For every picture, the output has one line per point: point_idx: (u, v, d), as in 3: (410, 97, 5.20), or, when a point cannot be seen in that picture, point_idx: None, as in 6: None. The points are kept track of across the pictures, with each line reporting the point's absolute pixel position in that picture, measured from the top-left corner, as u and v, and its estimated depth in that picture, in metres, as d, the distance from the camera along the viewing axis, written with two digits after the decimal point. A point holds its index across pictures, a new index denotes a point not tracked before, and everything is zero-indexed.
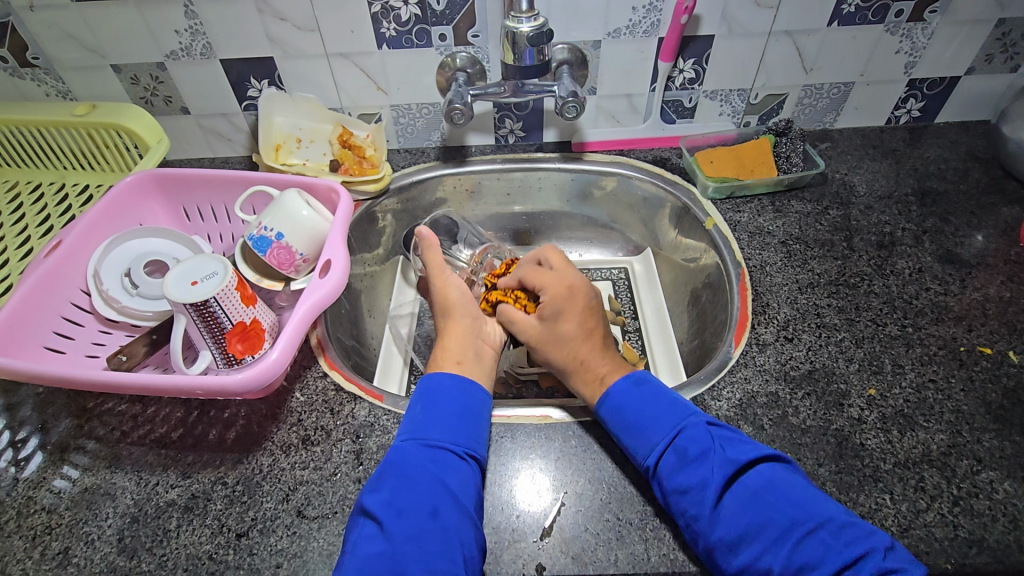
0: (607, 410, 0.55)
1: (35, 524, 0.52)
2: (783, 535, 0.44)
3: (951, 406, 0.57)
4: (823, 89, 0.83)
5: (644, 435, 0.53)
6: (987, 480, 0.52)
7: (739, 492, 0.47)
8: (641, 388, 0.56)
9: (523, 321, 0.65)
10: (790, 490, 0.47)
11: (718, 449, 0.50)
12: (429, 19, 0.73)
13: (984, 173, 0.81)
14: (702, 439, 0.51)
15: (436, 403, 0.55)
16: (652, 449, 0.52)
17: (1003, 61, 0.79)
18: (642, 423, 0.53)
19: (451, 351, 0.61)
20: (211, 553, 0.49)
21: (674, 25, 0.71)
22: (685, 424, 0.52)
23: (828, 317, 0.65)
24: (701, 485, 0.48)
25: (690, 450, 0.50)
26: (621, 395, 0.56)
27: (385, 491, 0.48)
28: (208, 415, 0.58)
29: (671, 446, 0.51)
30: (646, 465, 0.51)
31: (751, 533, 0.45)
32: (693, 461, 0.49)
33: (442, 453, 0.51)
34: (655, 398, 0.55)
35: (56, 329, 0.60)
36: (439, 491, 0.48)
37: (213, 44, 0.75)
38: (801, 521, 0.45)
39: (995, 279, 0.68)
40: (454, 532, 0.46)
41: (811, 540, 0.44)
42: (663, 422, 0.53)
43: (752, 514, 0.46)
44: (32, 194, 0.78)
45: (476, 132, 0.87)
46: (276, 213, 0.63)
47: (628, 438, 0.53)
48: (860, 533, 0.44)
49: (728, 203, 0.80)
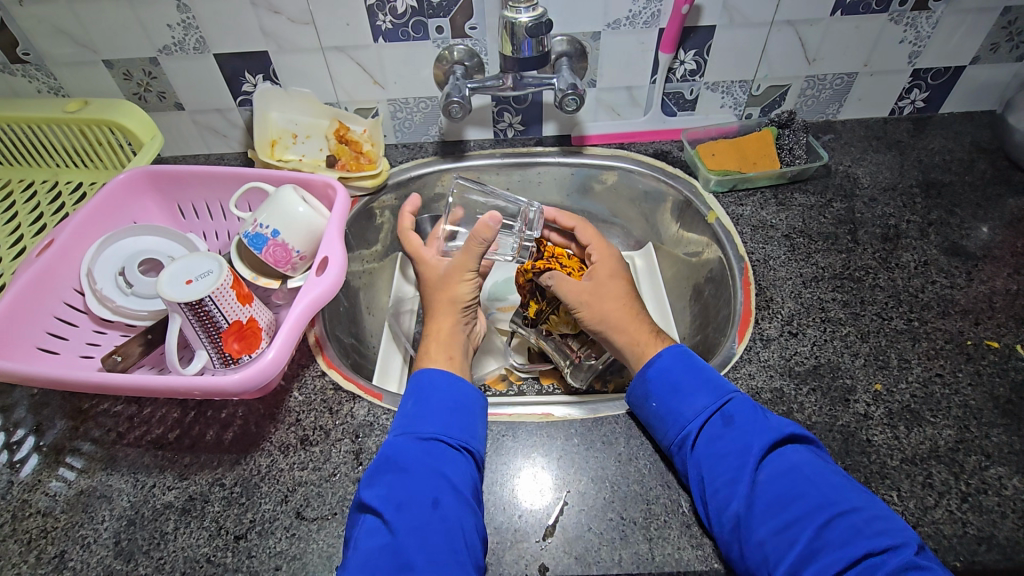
0: (652, 373, 0.55)
1: (30, 528, 0.51)
2: (814, 511, 0.44)
3: (959, 400, 0.56)
4: (826, 80, 0.82)
5: (691, 400, 0.53)
6: (995, 475, 0.51)
7: (776, 464, 0.48)
8: (688, 358, 0.56)
9: (567, 283, 0.64)
10: (816, 472, 0.46)
11: (765, 419, 0.50)
12: (425, 11, 0.71)
13: (989, 164, 0.80)
14: (749, 411, 0.51)
15: (428, 399, 0.53)
16: (698, 413, 0.52)
17: (1008, 50, 0.78)
18: (691, 388, 0.53)
19: (442, 345, 0.61)
20: (209, 555, 0.49)
21: (675, 15, 0.70)
22: (733, 396, 0.52)
23: (833, 311, 0.64)
24: (744, 450, 0.48)
25: (736, 418, 0.51)
26: (670, 361, 0.56)
27: (383, 486, 0.47)
28: (205, 415, 0.58)
29: (719, 412, 0.51)
30: (685, 432, 0.51)
31: (781, 504, 0.45)
32: (738, 428, 0.50)
33: (436, 446, 0.50)
34: (703, 368, 0.55)
35: (49, 329, 0.59)
36: (437, 482, 0.47)
37: (206, 39, 0.74)
38: (833, 501, 0.44)
39: (1002, 271, 0.67)
40: (455, 521, 0.45)
41: (840, 521, 0.43)
42: (710, 391, 0.53)
43: (785, 487, 0.46)
44: (24, 193, 0.76)
45: (475, 127, 0.86)
46: (271, 210, 0.62)
47: (671, 405, 0.53)
48: (893, 525, 0.42)
49: (730, 196, 0.79)
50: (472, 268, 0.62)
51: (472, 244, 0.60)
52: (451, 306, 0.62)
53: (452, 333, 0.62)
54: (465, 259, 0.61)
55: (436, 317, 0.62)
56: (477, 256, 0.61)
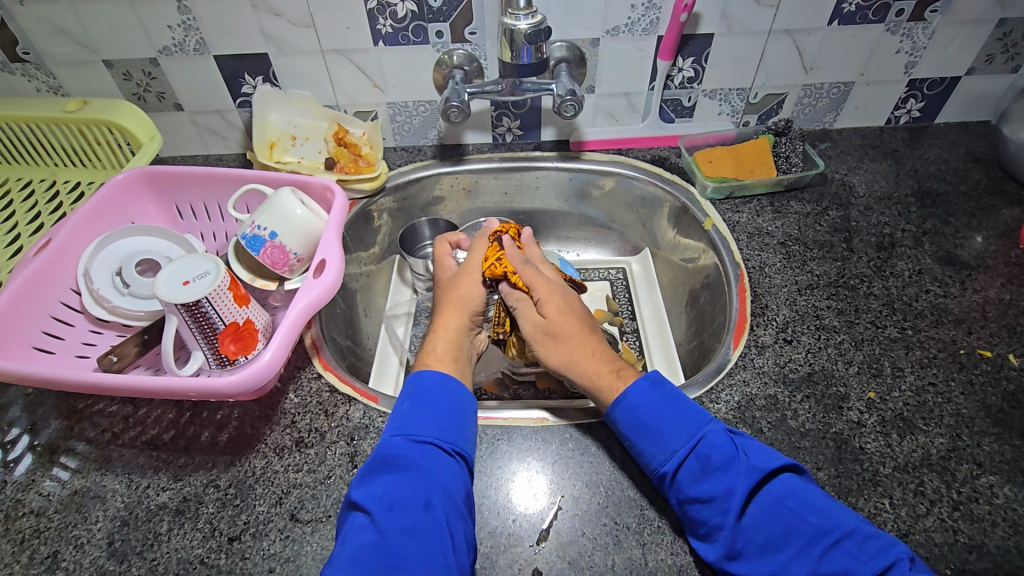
0: (622, 412, 0.53)
1: (23, 528, 0.51)
2: (808, 546, 0.44)
3: (951, 409, 0.56)
4: (823, 89, 0.83)
5: (662, 442, 0.51)
6: (987, 484, 0.51)
7: (761, 502, 0.46)
8: (659, 390, 0.54)
9: (528, 311, 0.63)
10: (802, 505, 0.46)
11: (743, 455, 0.48)
12: (426, 15, 0.72)
13: (983, 174, 0.81)
14: (726, 448, 0.49)
15: (424, 400, 0.54)
16: (672, 455, 0.50)
17: (1003, 61, 0.79)
18: (666, 428, 0.51)
19: (445, 345, 0.61)
20: (203, 557, 0.49)
21: (673, 23, 0.71)
22: (708, 431, 0.50)
23: (827, 319, 0.65)
24: (727, 494, 0.46)
25: (714, 458, 0.48)
26: (639, 396, 0.53)
27: (377, 486, 0.47)
28: (200, 416, 0.58)
29: (694, 453, 0.49)
30: (662, 472, 0.50)
31: (773, 545, 0.45)
32: (717, 469, 0.48)
33: (432, 449, 0.50)
34: (673, 401, 0.53)
35: (45, 329, 0.59)
36: (429, 486, 0.47)
37: (207, 40, 0.74)
38: (825, 531, 0.44)
39: (996, 281, 0.67)
40: (446, 526, 0.45)
41: (835, 553, 0.43)
42: (684, 428, 0.51)
43: (774, 527, 0.45)
44: (22, 191, 0.77)
45: (473, 130, 0.87)
46: (270, 212, 0.62)
47: (646, 445, 0.51)
48: (884, 542, 0.43)
49: (727, 204, 0.79)
50: (481, 270, 0.67)
51: (480, 239, 0.70)
52: (460, 305, 0.64)
53: (459, 332, 0.63)
54: (475, 257, 0.68)
55: (446, 315, 0.64)
56: (483, 252, 0.68)
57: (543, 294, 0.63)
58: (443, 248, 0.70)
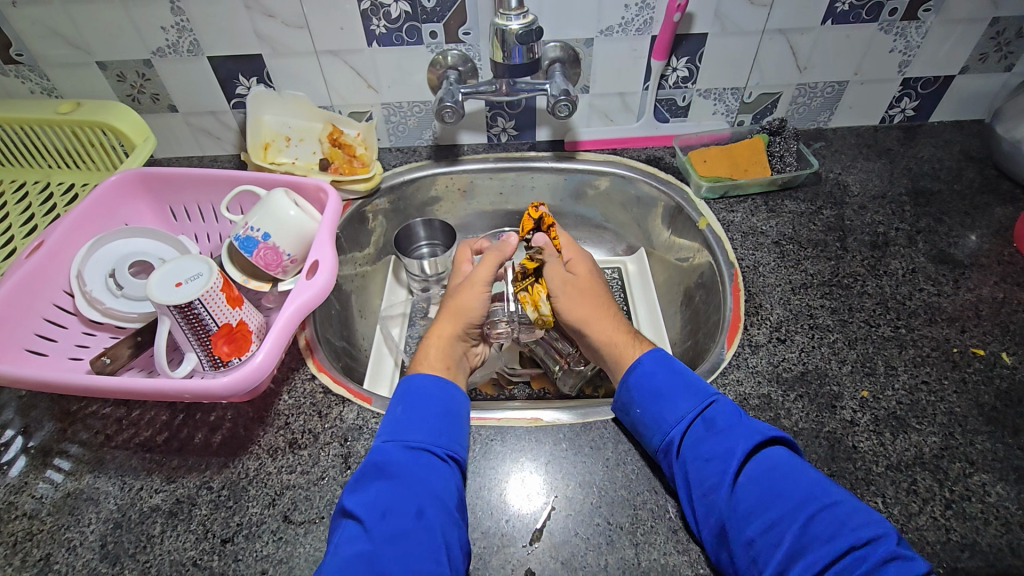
0: (635, 381, 0.56)
1: (15, 530, 0.51)
2: (795, 510, 0.44)
3: (944, 408, 0.56)
4: (817, 88, 0.83)
5: (671, 407, 0.53)
6: (979, 483, 0.51)
7: (757, 465, 0.48)
8: (668, 364, 0.57)
9: (558, 269, 0.67)
10: (794, 473, 0.47)
11: (745, 421, 0.51)
12: (419, 16, 0.72)
13: (977, 173, 0.81)
14: (731, 416, 0.51)
15: (416, 406, 0.54)
16: (681, 419, 0.52)
17: (997, 60, 0.79)
18: (674, 394, 0.54)
19: (438, 354, 0.61)
20: (195, 559, 0.49)
21: (666, 23, 0.71)
22: (717, 399, 0.53)
23: (821, 318, 0.65)
24: (727, 453, 0.48)
25: (718, 422, 0.51)
26: (651, 367, 0.56)
27: (368, 493, 0.47)
28: (193, 418, 0.58)
29: (701, 416, 0.52)
30: (668, 440, 0.51)
31: (764, 505, 0.45)
32: (721, 431, 0.50)
33: (424, 455, 0.50)
34: (681, 374, 0.55)
35: (38, 331, 0.59)
36: (421, 491, 0.47)
37: (200, 41, 0.74)
38: (816, 497, 0.45)
39: (989, 280, 0.68)
40: (438, 531, 0.45)
41: (824, 516, 0.44)
42: (693, 395, 0.53)
43: (768, 487, 0.46)
44: (16, 193, 0.76)
45: (468, 131, 0.87)
46: (262, 213, 0.62)
47: (650, 412, 0.53)
48: (871, 517, 0.43)
49: (721, 203, 0.79)
50: (487, 283, 0.65)
51: (492, 254, 0.66)
52: (455, 314, 0.64)
53: (452, 341, 0.63)
54: (483, 271, 0.65)
55: (441, 324, 0.64)
56: (492, 268, 0.65)
57: (574, 257, 0.69)
58: (464, 254, 0.73)
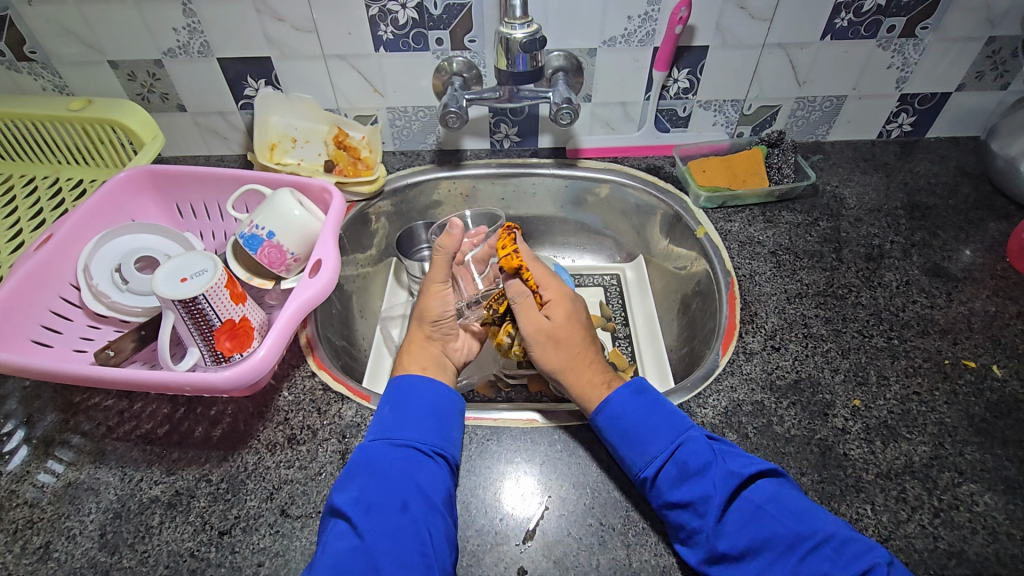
0: (606, 416, 0.55)
1: (16, 518, 0.52)
2: (790, 548, 0.45)
3: (934, 418, 0.57)
4: (816, 102, 0.84)
5: (643, 446, 0.52)
6: (967, 492, 0.52)
7: (739, 509, 0.48)
8: (642, 397, 0.56)
9: (529, 311, 0.61)
10: (779, 508, 0.47)
11: (720, 462, 0.50)
12: (426, 23, 0.73)
13: (973, 189, 0.82)
14: (704, 452, 0.50)
15: (404, 405, 0.55)
16: (652, 461, 0.51)
17: (993, 78, 0.80)
18: (643, 435, 0.52)
19: (415, 356, 0.62)
20: (193, 550, 0.49)
21: (668, 35, 0.72)
22: (686, 438, 0.52)
23: (815, 327, 0.66)
24: (704, 498, 0.48)
25: (690, 464, 0.50)
26: (622, 404, 0.55)
27: (355, 489, 0.48)
28: (194, 412, 0.58)
29: (672, 459, 0.51)
30: (643, 477, 0.51)
31: (754, 548, 0.46)
32: (694, 475, 0.49)
33: (410, 452, 0.51)
34: (656, 408, 0.54)
35: (44, 323, 0.60)
36: (408, 486, 0.48)
37: (211, 43, 0.75)
38: (805, 536, 0.45)
39: (981, 293, 0.68)
40: (423, 524, 0.46)
41: (815, 556, 0.44)
42: (664, 434, 0.52)
43: (755, 530, 0.46)
44: (26, 188, 0.78)
45: (471, 137, 0.88)
46: (267, 212, 0.63)
47: (626, 450, 0.53)
48: (863, 547, 0.44)
49: (719, 213, 0.80)
50: (444, 282, 0.65)
51: (440, 256, 0.64)
52: (423, 322, 0.64)
53: (425, 347, 0.63)
54: (437, 271, 0.64)
55: (411, 333, 0.64)
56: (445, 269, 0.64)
57: (553, 298, 0.62)
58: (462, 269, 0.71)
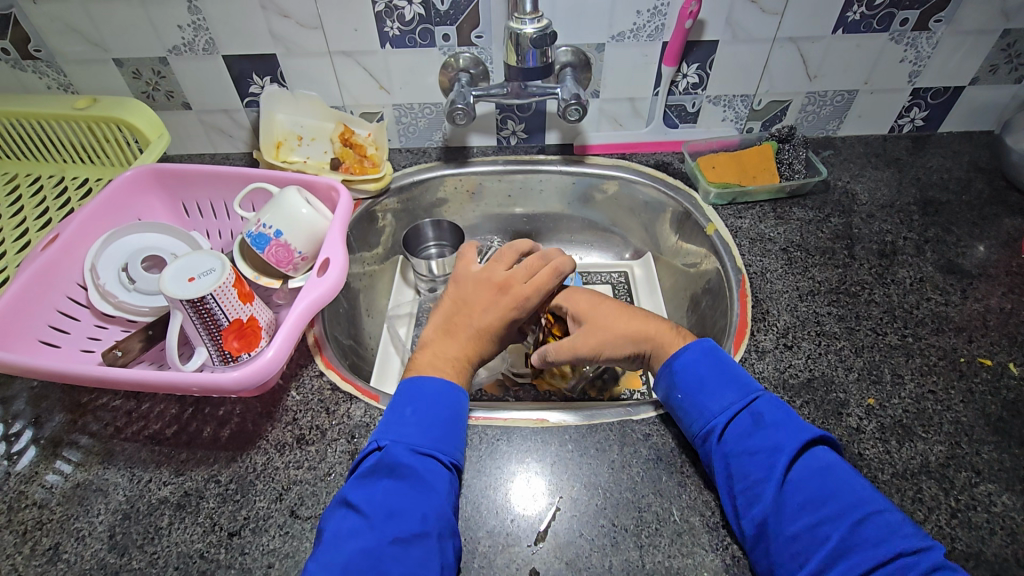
0: (679, 367, 0.55)
1: (25, 519, 0.51)
2: (846, 511, 0.44)
3: (950, 417, 0.56)
4: (827, 97, 0.83)
5: (717, 397, 0.52)
6: (985, 492, 0.51)
7: (809, 466, 0.48)
8: (715, 356, 0.55)
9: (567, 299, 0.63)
10: (845, 475, 0.47)
11: (793, 420, 0.50)
12: (432, 19, 0.72)
13: (986, 184, 0.81)
14: (778, 411, 0.51)
15: (423, 406, 0.52)
16: (726, 409, 0.52)
17: (1007, 72, 0.79)
18: (718, 385, 0.53)
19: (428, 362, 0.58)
20: (202, 551, 0.49)
21: (678, 30, 0.71)
22: (758, 396, 0.52)
23: (828, 325, 0.65)
24: (776, 449, 0.48)
25: (766, 416, 0.50)
26: (696, 358, 0.55)
27: (379, 491, 0.47)
28: (202, 412, 0.58)
29: (748, 410, 0.51)
30: (712, 427, 0.51)
31: (814, 503, 0.45)
32: (768, 426, 0.50)
33: (429, 460, 0.49)
34: (727, 368, 0.54)
35: (52, 323, 0.60)
36: (428, 498, 0.47)
37: (215, 40, 0.75)
38: (863, 503, 0.45)
39: (997, 290, 0.68)
40: (437, 545, 0.45)
41: (874, 521, 0.44)
42: (734, 391, 0.52)
43: (819, 487, 0.46)
44: (31, 187, 0.77)
45: (478, 133, 0.87)
46: (274, 210, 0.63)
47: (695, 401, 0.53)
48: (913, 527, 0.44)
49: (729, 209, 0.79)
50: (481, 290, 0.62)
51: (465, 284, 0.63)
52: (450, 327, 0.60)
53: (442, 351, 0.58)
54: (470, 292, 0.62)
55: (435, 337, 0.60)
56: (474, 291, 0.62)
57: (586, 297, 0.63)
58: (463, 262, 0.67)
